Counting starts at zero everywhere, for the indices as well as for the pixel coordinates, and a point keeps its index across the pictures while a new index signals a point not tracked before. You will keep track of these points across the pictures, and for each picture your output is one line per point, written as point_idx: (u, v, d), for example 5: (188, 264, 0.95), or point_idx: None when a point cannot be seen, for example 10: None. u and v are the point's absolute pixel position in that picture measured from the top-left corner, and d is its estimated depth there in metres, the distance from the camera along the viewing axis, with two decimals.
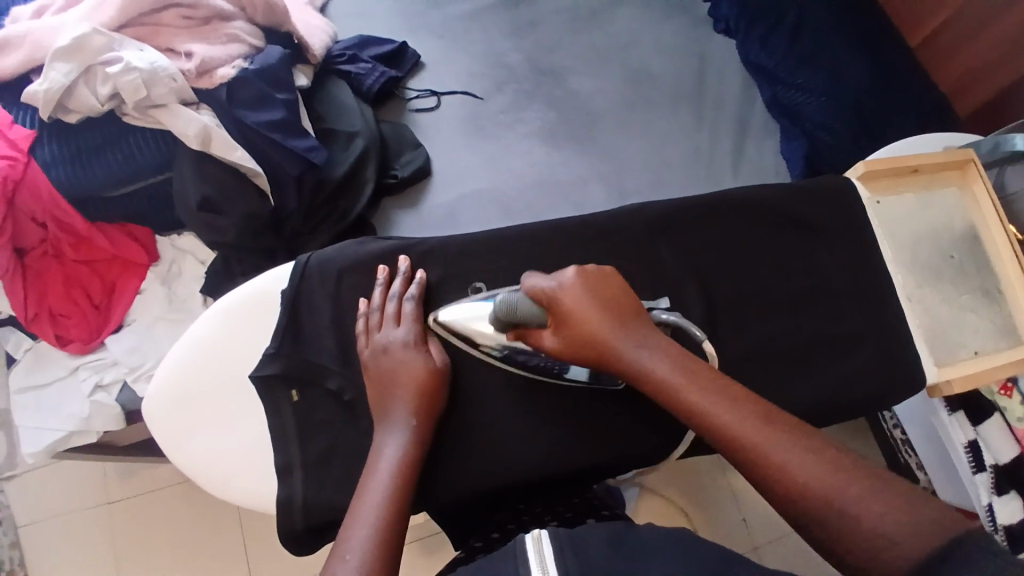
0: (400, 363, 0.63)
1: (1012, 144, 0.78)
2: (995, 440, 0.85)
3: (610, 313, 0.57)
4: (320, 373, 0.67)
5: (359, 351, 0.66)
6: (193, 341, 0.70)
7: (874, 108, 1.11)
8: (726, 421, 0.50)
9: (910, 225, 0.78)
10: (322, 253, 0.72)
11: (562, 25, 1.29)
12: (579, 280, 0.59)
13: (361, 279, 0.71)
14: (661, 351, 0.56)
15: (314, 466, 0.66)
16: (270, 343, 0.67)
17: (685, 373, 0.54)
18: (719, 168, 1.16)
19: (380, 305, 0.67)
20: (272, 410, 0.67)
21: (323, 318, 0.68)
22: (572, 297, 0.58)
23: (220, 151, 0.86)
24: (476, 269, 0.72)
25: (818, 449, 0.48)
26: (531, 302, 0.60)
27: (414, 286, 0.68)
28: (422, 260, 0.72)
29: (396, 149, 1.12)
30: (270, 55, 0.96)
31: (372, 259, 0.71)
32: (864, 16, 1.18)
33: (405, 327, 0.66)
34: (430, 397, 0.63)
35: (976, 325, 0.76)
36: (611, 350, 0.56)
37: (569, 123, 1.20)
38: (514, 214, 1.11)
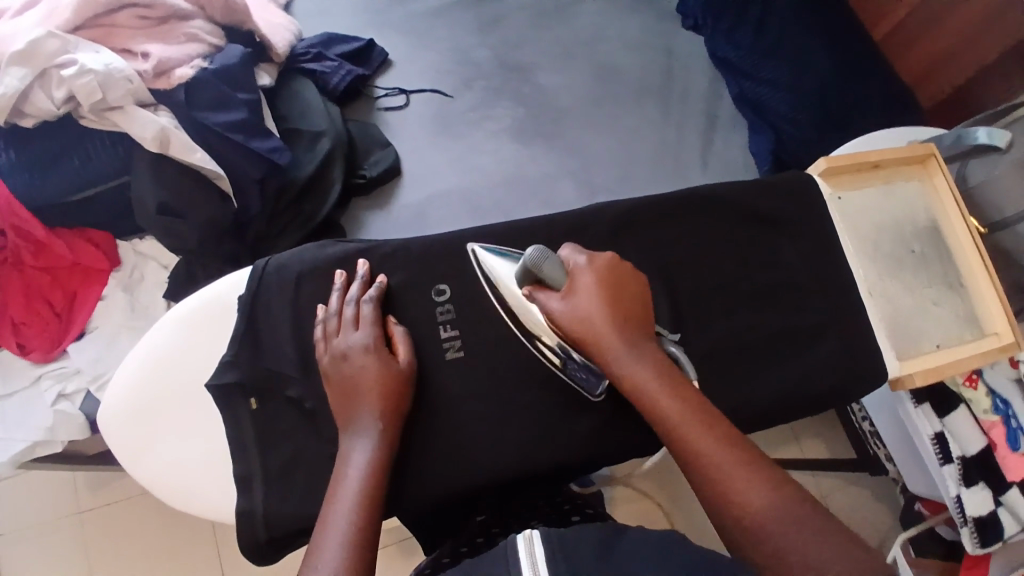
0: (361, 368, 0.62)
1: (975, 137, 0.79)
2: (962, 429, 0.88)
3: (614, 309, 0.58)
4: (281, 381, 0.66)
5: (318, 357, 0.65)
6: (148, 353, 0.68)
7: (839, 99, 1.12)
8: (698, 439, 0.52)
9: (873, 219, 0.79)
10: (280, 258, 0.70)
11: (530, 21, 1.28)
12: (606, 267, 0.60)
13: (320, 284, 0.70)
14: (648, 359, 0.57)
15: (275, 476, 0.65)
16: (227, 351, 0.66)
17: (665, 382, 0.55)
18: (687, 163, 1.16)
19: (338, 310, 0.66)
20: (230, 421, 0.65)
21: (282, 325, 0.67)
22: (585, 285, 0.58)
23: (180, 155, 0.85)
24: (439, 272, 0.72)
25: (779, 485, 0.50)
26: (561, 266, 0.60)
27: (372, 289, 0.68)
28: (381, 266, 0.71)
29: (364, 148, 1.11)
30: (230, 54, 0.94)
31: (331, 264, 0.70)
32: (827, 11, 1.19)
33: (364, 330, 0.65)
34: (394, 398, 0.62)
35: (938, 317, 0.77)
36: (606, 345, 0.57)
37: (539, 120, 1.19)
38: (484, 213, 1.10)
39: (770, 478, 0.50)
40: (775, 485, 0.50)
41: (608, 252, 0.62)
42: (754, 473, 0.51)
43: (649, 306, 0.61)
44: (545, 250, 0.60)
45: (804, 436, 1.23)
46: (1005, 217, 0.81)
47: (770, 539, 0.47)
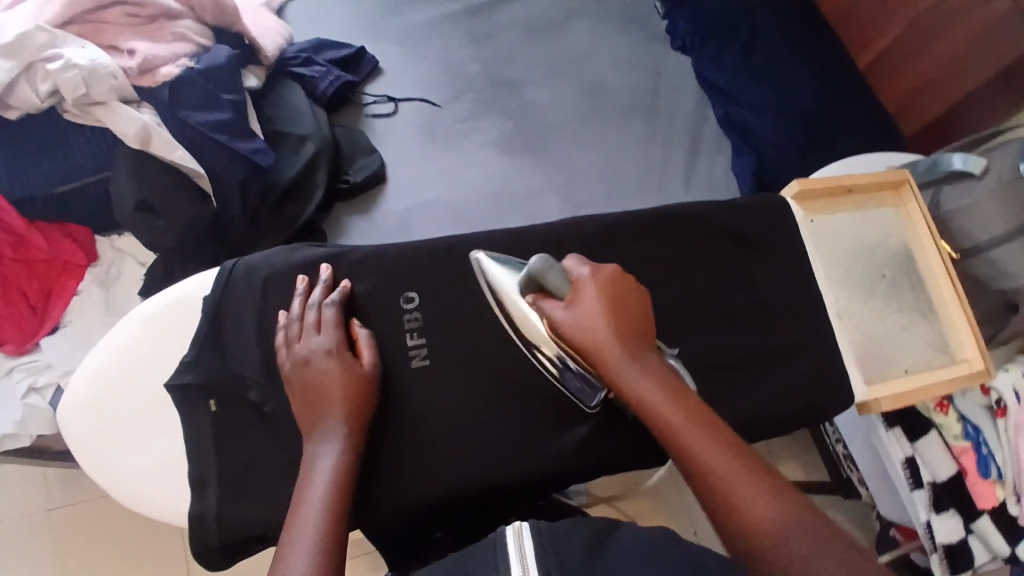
0: (324, 373, 0.61)
1: (951, 163, 0.83)
2: (934, 456, 0.88)
3: (618, 317, 0.58)
4: (244, 385, 0.65)
5: (279, 363, 0.64)
6: (111, 351, 0.68)
7: (821, 125, 1.15)
8: (698, 447, 0.52)
9: (843, 243, 0.79)
10: (249, 259, 0.70)
11: (521, 37, 1.29)
12: (609, 280, 0.60)
13: (288, 287, 0.69)
14: (649, 369, 0.56)
15: (231, 479, 0.63)
16: (188, 351, 0.66)
17: (665, 391, 0.55)
18: (670, 181, 1.18)
19: (300, 314, 0.66)
20: (189, 423, 0.64)
21: (248, 326, 0.67)
22: (587, 296, 0.59)
23: (160, 152, 0.85)
24: (413, 278, 0.72)
25: (782, 493, 0.49)
26: (564, 277, 0.61)
27: (336, 293, 0.68)
28: (349, 272, 0.71)
29: (350, 154, 1.12)
30: (217, 55, 0.94)
31: (299, 269, 0.70)
32: (812, 38, 1.22)
33: (326, 334, 0.64)
34: (360, 402, 0.61)
35: (907, 343, 0.77)
36: (608, 354, 0.56)
37: (526, 134, 1.20)
38: (467, 223, 1.11)
39: (776, 487, 0.49)
40: (779, 494, 0.49)
41: (614, 267, 0.62)
42: (758, 481, 0.50)
43: (652, 321, 0.61)
44: (547, 261, 0.61)
45: (782, 458, 1.23)
46: (978, 244, 0.82)
47: (779, 547, 0.46)
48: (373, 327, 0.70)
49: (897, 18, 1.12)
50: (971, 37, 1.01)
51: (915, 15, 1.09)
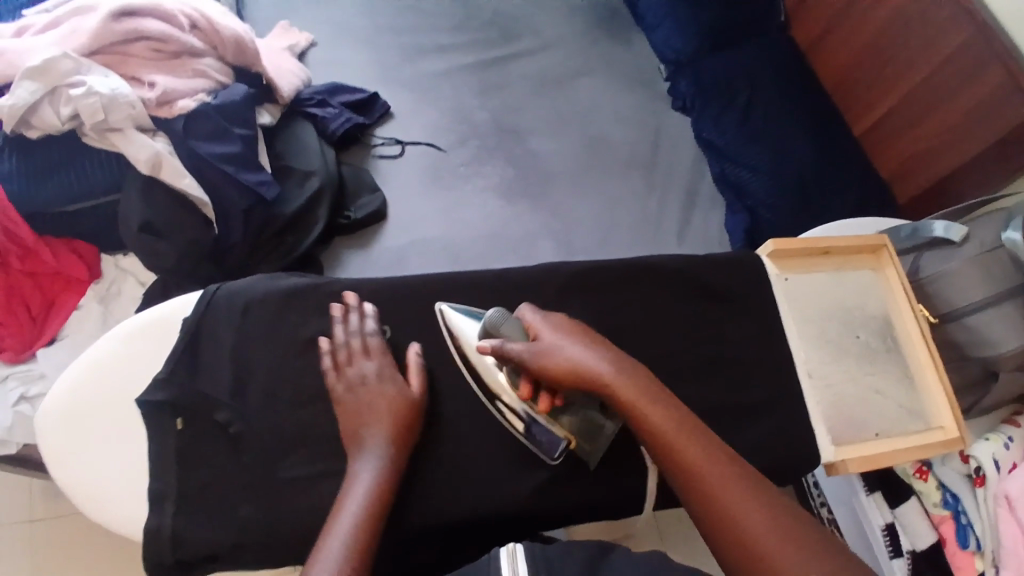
0: (379, 393, 0.64)
1: (932, 230, 0.85)
2: (910, 522, 0.91)
3: (589, 345, 0.64)
4: (212, 405, 0.65)
5: (331, 385, 0.65)
6: (89, 362, 0.70)
7: (814, 188, 1.16)
8: (704, 470, 0.55)
9: (818, 303, 0.81)
10: (232, 285, 0.71)
11: (528, 90, 1.35)
12: (565, 324, 0.67)
13: (268, 311, 0.70)
14: (667, 405, 0.60)
15: (190, 496, 0.63)
16: (163, 366, 0.66)
17: (651, 401, 0.60)
18: (665, 233, 1.20)
19: (346, 340, 0.68)
20: (155, 438, 0.64)
21: (222, 347, 0.68)
22: (553, 333, 0.64)
23: (170, 179, 0.89)
24: (391, 312, 0.73)
25: (779, 514, 0.53)
26: (518, 327, 0.66)
27: (371, 321, 0.69)
28: (332, 299, 0.71)
29: (354, 191, 1.15)
30: (234, 92, 0.99)
31: (282, 295, 0.71)
32: (810, 105, 1.25)
33: (377, 360, 0.66)
34: (408, 425, 0.63)
35: (880, 406, 0.77)
36: (610, 389, 0.61)
37: (526, 181, 1.24)
38: (461, 263, 1.14)
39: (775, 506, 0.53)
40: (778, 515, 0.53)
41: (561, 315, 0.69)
42: (752, 491, 0.54)
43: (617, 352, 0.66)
44: (503, 315, 0.67)
45: None
46: (957, 309, 0.83)
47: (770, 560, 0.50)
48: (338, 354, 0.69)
49: (891, 89, 1.15)
50: (967, 107, 1.03)
51: (908, 87, 1.12)
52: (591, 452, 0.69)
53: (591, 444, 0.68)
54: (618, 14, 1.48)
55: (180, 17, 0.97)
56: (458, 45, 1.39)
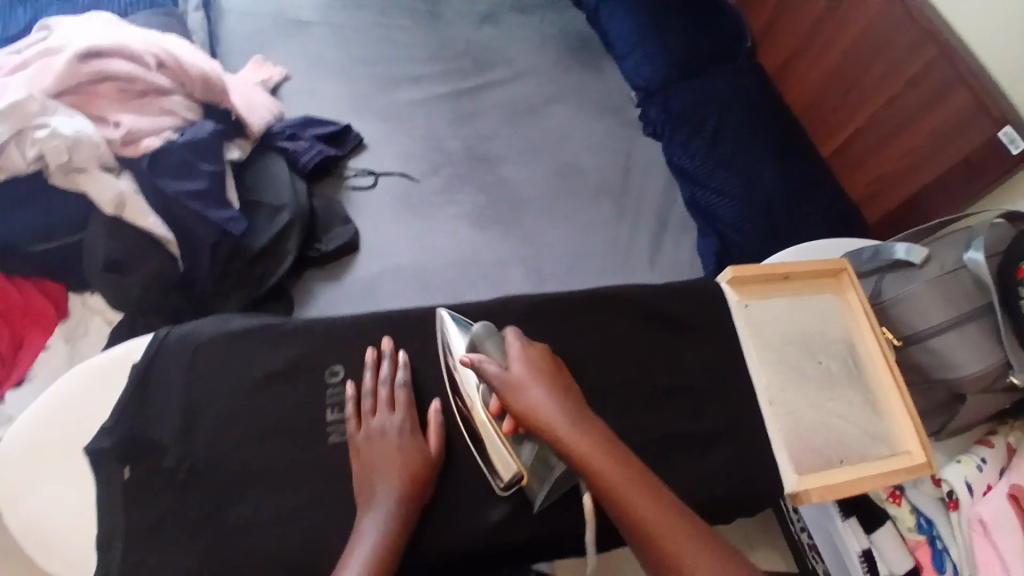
0: (395, 447, 0.64)
1: (895, 252, 0.86)
2: (889, 549, 0.88)
3: (554, 389, 0.63)
4: (159, 449, 0.66)
5: (351, 434, 0.66)
6: (44, 402, 0.68)
7: (782, 210, 1.17)
8: (643, 511, 0.56)
9: (779, 328, 0.81)
10: (183, 327, 0.71)
11: (500, 119, 1.35)
12: (533, 351, 0.66)
13: (220, 352, 0.70)
14: (600, 440, 0.60)
15: (137, 540, 0.62)
16: (108, 418, 0.66)
17: (606, 453, 0.59)
18: (636, 258, 1.21)
19: (373, 389, 0.68)
20: (100, 485, 0.64)
21: (171, 391, 0.68)
22: (521, 373, 0.63)
23: (133, 218, 0.90)
24: (347, 346, 0.72)
25: (716, 553, 0.55)
26: (499, 347, 0.67)
27: (402, 371, 0.70)
28: (283, 339, 0.72)
29: (325, 223, 1.14)
30: (201, 129, 0.99)
31: (233, 335, 0.71)
32: (778, 128, 1.26)
33: (400, 413, 0.67)
34: (422, 485, 0.63)
35: (843, 432, 0.77)
36: (552, 425, 0.60)
37: (499, 209, 1.25)
38: (433, 290, 1.13)
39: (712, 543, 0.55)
40: (718, 552, 0.55)
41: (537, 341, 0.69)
42: (706, 548, 0.55)
43: (572, 382, 0.66)
44: (490, 332, 0.68)
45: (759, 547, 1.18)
46: (918, 331, 0.83)
47: None
48: (302, 391, 0.69)
49: (857, 111, 1.16)
50: (932, 129, 1.04)
51: (872, 110, 1.13)
52: (539, 491, 0.68)
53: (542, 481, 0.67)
54: (591, 41, 1.48)
55: (147, 56, 0.97)
56: (432, 74, 1.37)
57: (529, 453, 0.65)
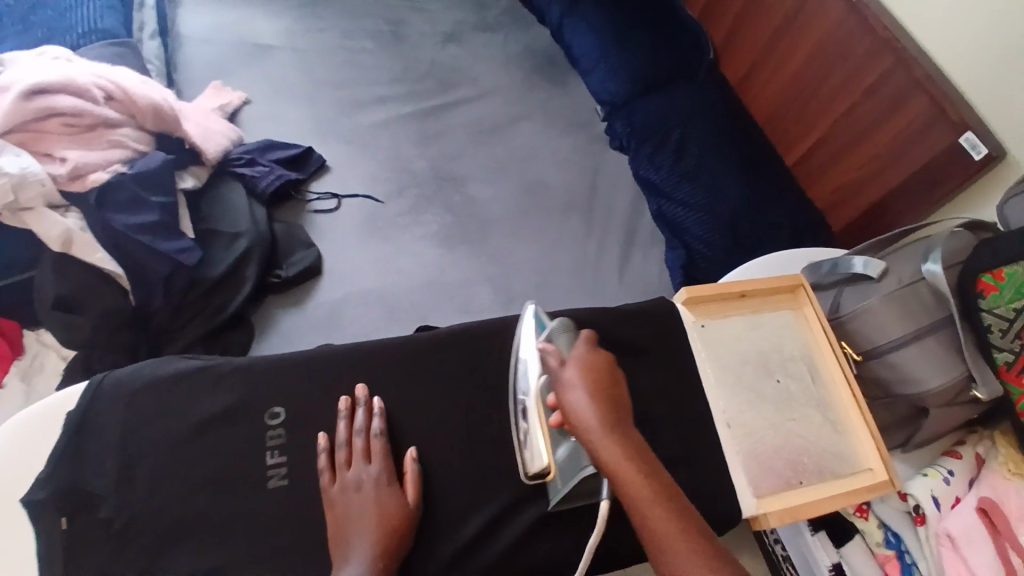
0: (370, 502, 0.65)
1: (853, 265, 0.85)
2: (857, 564, 0.86)
3: (599, 395, 0.61)
4: (93, 501, 0.64)
5: (325, 488, 0.66)
6: None
7: (746, 224, 1.16)
8: (658, 527, 0.54)
9: (736, 348, 0.81)
10: (120, 372, 0.70)
11: (465, 138, 1.33)
12: (593, 353, 0.66)
13: (159, 396, 0.69)
14: (634, 450, 0.59)
15: None
16: (46, 464, 0.65)
17: (637, 466, 0.57)
18: (604, 274, 1.20)
19: (347, 440, 0.68)
20: (36, 540, 0.62)
21: (108, 437, 0.67)
22: (572, 374, 0.62)
23: (82, 254, 0.88)
24: (291, 387, 0.71)
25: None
26: (567, 343, 0.68)
27: (377, 419, 0.70)
28: (221, 381, 0.70)
29: (287, 249, 1.10)
30: (151, 160, 0.97)
31: (172, 379, 0.70)
32: (742, 140, 1.25)
33: (377, 464, 0.67)
34: (398, 539, 0.64)
35: (805, 454, 0.76)
36: (587, 428, 0.59)
37: (466, 230, 1.23)
38: (400, 315, 1.11)
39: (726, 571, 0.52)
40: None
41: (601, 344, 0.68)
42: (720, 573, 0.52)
43: (625, 389, 0.64)
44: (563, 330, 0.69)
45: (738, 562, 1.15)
46: (879, 346, 0.82)
47: None
48: (242, 434, 0.68)
49: (818, 121, 1.16)
50: (891, 137, 1.03)
51: (836, 119, 1.12)
52: (558, 488, 0.71)
53: (564, 478, 0.70)
54: (556, 57, 1.47)
55: (93, 89, 0.95)
56: (396, 95, 1.35)
57: (563, 454, 0.70)
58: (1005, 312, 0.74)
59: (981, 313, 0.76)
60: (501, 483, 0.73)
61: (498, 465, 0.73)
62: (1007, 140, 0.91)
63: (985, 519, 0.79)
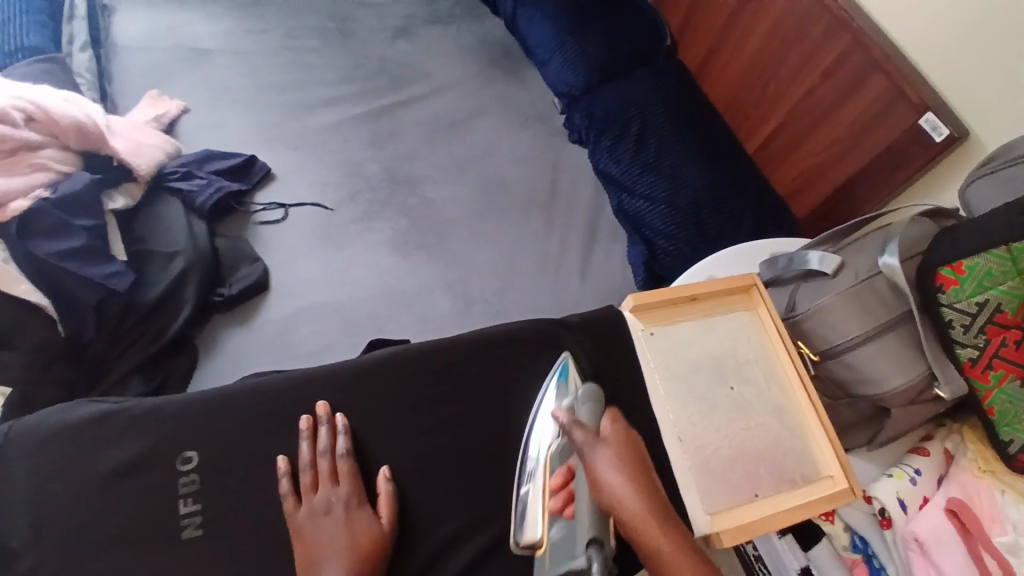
0: (339, 527, 0.64)
1: (808, 262, 0.82)
2: (827, 569, 0.81)
3: (637, 475, 0.56)
4: (7, 557, 0.61)
5: (290, 513, 0.65)
6: None
7: (709, 216, 1.11)
8: None
9: (687, 355, 0.77)
10: (28, 420, 0.67)
11: (420, 137, 1.27)
12: (622, 432, 0.61)
13: (72, 444, 0.66)
14: (678, 534, 0.53)
15: None
16: None
17: (683, 553, 0.52)
18: (566, 272, 1.16)
19: (311, 463, 0.67)
20: None
21: (16, 491, 0.63)
22: (607, 450, 0.58)
23: (3, 285, 0.81)
24: (213, 425, 0.68)
25: None
26: (593, 418, 0.64)
27: (342, 439, 0.69)
28: (134, 423, 0.67)
29: (230, 264, 1.05)
30: (75, 181, 0.93)
31: (80, 427, 0.66)
32: (703, 129, 1.21)
33: (345, 486, 0.67)
34: (370, 564, 0.63)
35: (761, 465, 0.72)
36: (628, 510, 0.54)
37: (421, 232, 1.16)
38: (354, 327, 1.05)
39: None
40: None
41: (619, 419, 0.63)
42: None
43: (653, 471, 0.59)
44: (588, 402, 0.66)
45: None
46: (834, 346, 0.79)
47: None
48: (160, 478, 0.65)
49: (780, 104, 1.11)
50: (850, 120, 0.99)
51: (796, 102, 1.08)
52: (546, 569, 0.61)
53: (554, 563, 0.60)
54: (512, 50, 1.42)
55: (13, 112, 0.90)
56: (346, 96, 1.29)
57: (556, 534, 0.62)
58: (967, 307, 0.71)
59: (943, 308, 0.72)
60: (443, 513, 0.70)
61: (438, 494, 0.70)
62: (968, 120, 0.87)
63: (955, 520, 0.76)
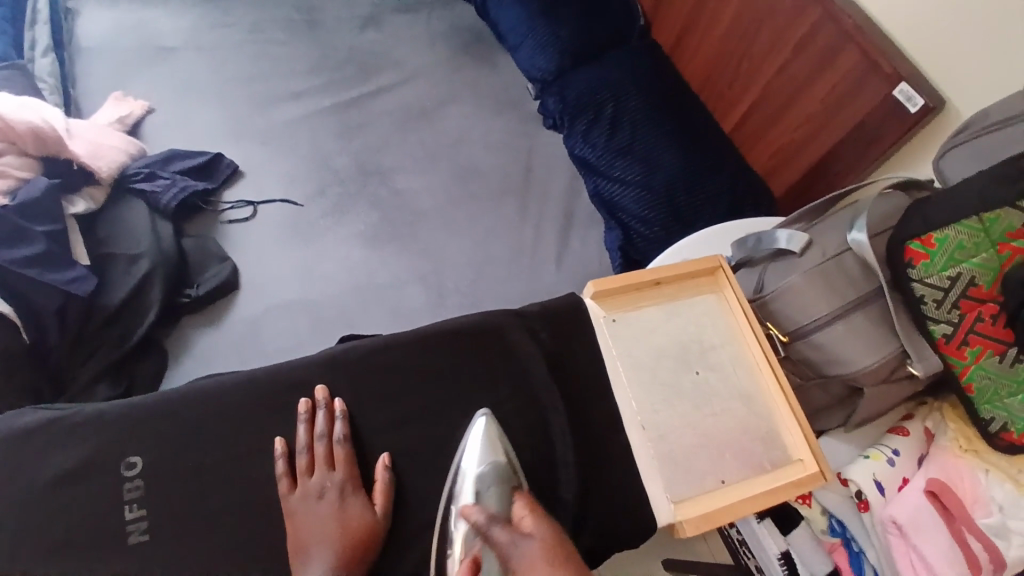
0: (331, 513, 0.63)
1: (777, 241, 0.80)
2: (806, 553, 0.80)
3: (566, 562, 0.47)
4: None
5: (283, 495, 0.65)
6: None
7: (685, 198, 1.09)
8: None
9: (651, 341, 0.76)
10: None
11: (390, 126, 1.25)
12: (549, 530, 0.53)
13: (17, 453, 0.65)
14: None
15: None
16: None
17: None
18: (542, 261, 1.14)
19: (308, 445, 0.67)
20: None
21: None
22: (527, 544, 0.50)
23: None
24: (159, 430, 0.67)
25: None
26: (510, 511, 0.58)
27: (341, 424, 0.68)
28: (79, 430, 0.67)
29: (198, 264, 1.04)
30: (33, 187, 0.92)
31: (25, 435, 0.66)
32: (678, 109, 1.19)
33: (342, 471, 0.66)
34: (361, 551, 0.62)
35: (727, 451, 0.71)
36: None
37: (393, 225, 1.14)
38: (324, 324, 1.03)
39: None
40: None
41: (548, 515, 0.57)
42: None
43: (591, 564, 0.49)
44: (494, 486, 0.63)
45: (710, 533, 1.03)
46: (801, 326, 0.77)
47: None
48: (105, 485, 0.65)
49: (754, 82, 1.09)
50: (823, 96, 0.96)
51: (770, 79, 1.05)
52: None
53: None
54: (483, 35, 1.40)
55: None
56: (313, 88, 1.27)
57: None
58: (939, 281, 0.68)
59: (914, 284, 0.69)
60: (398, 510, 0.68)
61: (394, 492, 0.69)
62: (945, 89, 0.84)
63: (937, 503, 0.73)
